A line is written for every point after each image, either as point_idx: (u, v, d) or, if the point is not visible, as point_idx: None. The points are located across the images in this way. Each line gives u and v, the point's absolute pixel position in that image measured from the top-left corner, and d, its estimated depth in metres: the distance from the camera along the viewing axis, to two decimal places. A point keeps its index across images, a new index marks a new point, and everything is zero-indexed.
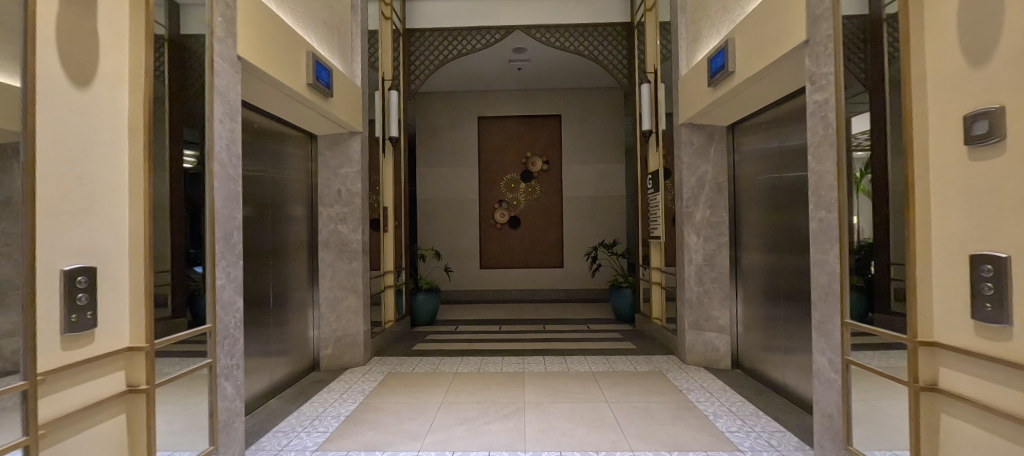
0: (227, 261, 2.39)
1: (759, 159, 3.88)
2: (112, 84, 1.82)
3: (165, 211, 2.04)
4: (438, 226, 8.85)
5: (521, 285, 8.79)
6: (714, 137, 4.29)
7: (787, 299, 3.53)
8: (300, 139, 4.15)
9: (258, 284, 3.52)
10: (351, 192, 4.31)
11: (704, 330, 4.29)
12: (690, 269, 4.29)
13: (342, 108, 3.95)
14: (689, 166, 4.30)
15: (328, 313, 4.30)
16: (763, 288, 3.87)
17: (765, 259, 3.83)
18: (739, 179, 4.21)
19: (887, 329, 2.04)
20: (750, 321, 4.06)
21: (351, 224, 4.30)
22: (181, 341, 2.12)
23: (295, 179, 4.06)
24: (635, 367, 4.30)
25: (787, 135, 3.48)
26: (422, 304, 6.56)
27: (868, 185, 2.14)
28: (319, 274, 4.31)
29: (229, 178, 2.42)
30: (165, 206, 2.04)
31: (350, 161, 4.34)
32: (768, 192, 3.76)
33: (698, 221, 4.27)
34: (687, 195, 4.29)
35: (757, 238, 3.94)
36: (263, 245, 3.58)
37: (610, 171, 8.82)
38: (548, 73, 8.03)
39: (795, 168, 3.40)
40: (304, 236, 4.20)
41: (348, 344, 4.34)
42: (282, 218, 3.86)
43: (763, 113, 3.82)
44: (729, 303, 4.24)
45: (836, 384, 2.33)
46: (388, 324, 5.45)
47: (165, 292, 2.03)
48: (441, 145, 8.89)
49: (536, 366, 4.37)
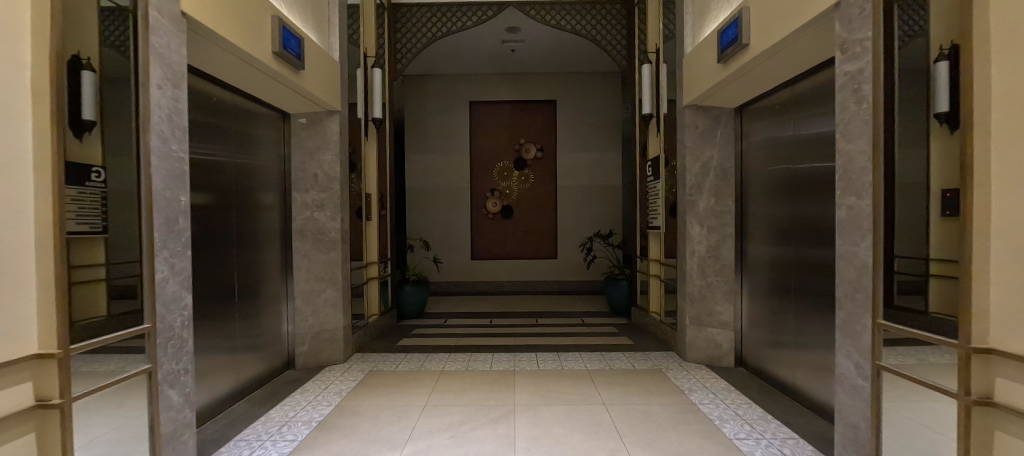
0: (170, 250, 2.07)
1: (770, 145, 3.58)
2: (9, 32, 1.51)
3: (84, 189, 1.73)
4: (427, 215, 8.51)
5: (514, 277, 8.52)
6: (721, 120, 3.98)
7: (799, 293, 3.26)
8: (271, 118, 3.80)
9: (223, 277, 3.20)
10: (329, 177, 3.98)
11: (706, 325, 4.02)
12: (692, 261, 4.00)
13: (316, 82, 3.60)
14: (692, 151, 4.01)
15: (304, 306, 3.98)
16: (771, 282, 3.60)
17: (774, 251, 3.56)
18: (746, 165, 3.90)
19: (932, 334, 1.78)
20: (756, 317, 3.80)
21: (329, 211, 3.97)
22: (108, 346, 1.81)
23: (265, 161, 3.71)
24: (633, 365, 4.02)
25: (804, 116, 3.19)
26: (409, 296, 6.26)
27: (915, 169, 1.86)
28: (293, 265, 3.97)
29: (171, 155, 2.09)
30: (84, 184, 1.73)
31: (328, 144, 4.00)
32: (779, 180, 3.47)
33: (701, 210, 3.98)
34: (690, 183, 4.00)
35: (765, 228, 3.67)
36: (227, 233, 3.24)
37: (606, 159, 8.52)
38: (543, 55, 7.67)
39: (814, 153, 3.11)
40: (277, 224, 3.86)
41: (326, 340, 4.03)
42: (250, 204, 3.51)
43: (773, 94, 3.52)
44: (734, 298, 3.96)
45: (866, 392, 2.07)
46: (371, 318, 5.14)
47: (80, 289, 1.71)
48: (430, 130, 8.53)
49: (528, 364, 4.09)
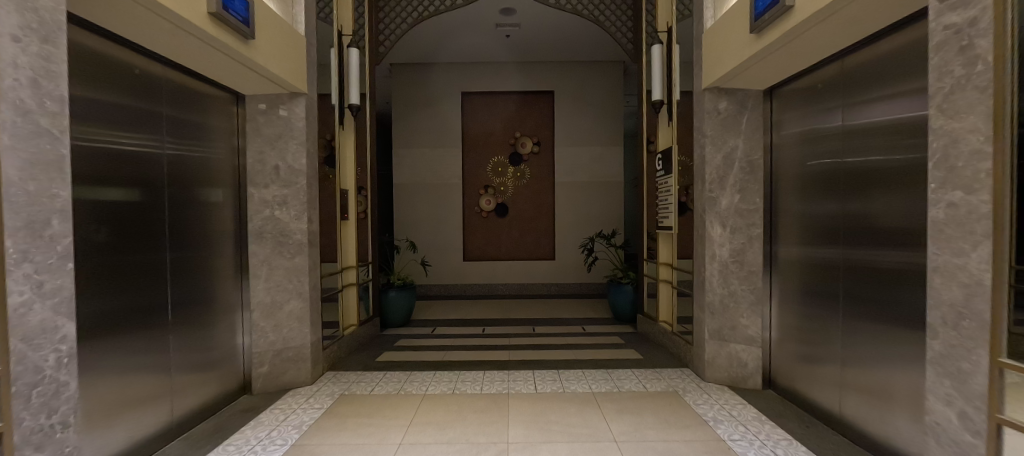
0: (34, 265, 1.54)
1: (811, 131, 3.05)
2: None
3: None
4: (416, 213, 7.95)
5: (509, 279, 7.98)
6: (747, 104, 3.45)
7: (847, 306, 2.75)
8: (221, 100, 3.24)
9: (153, 291, 2.64)
10: (294, 170, 3.42)
11: (728, 341, 3.49)
12: (712, 266, 3.48)
13: (272, 56, 3.03)
14: (713, 141, 3.48)
15: (262, 320, 3.41)
16: (807, 292, 3.09)
17: (811, 255, 3.05)
18: (775, 155, 3.38)
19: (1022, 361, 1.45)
20: (788, 332, 3.27)
21: (293, 210, 3.42)
22: None
23: (213, 151, 3.14)
24: (643, 387, 3.49)
25: (858, 96, 2.68)
26: (393, 303, 5.71)
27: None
28: (250, 272, 3.40)
29: (38, 133, 1.55)
30: None
31: (292, 131, 3.43)
32: (822, 173, 2.94)
33: (723, 208, 3.45)
34: (711, 177, 3.47)
35: (801, 230, 3.14)
36: (159, 236, 2.68)
37: (607, 154, 7.99)
38: (541, 41, 7.12)
39: (870, 140, 2.59)
40: (229, 225, 3.29)
41: (290, 359, 3.47)
42: (190, 201, 2.94)
43: (818, 70, 2.98)
44: (761, 309, 3.43)
45: (976, 453, 1.54)
46: (348, 329, 4.58)
47: None
48: (419, 122, 7.96)
49: (523, 385, 3.54)
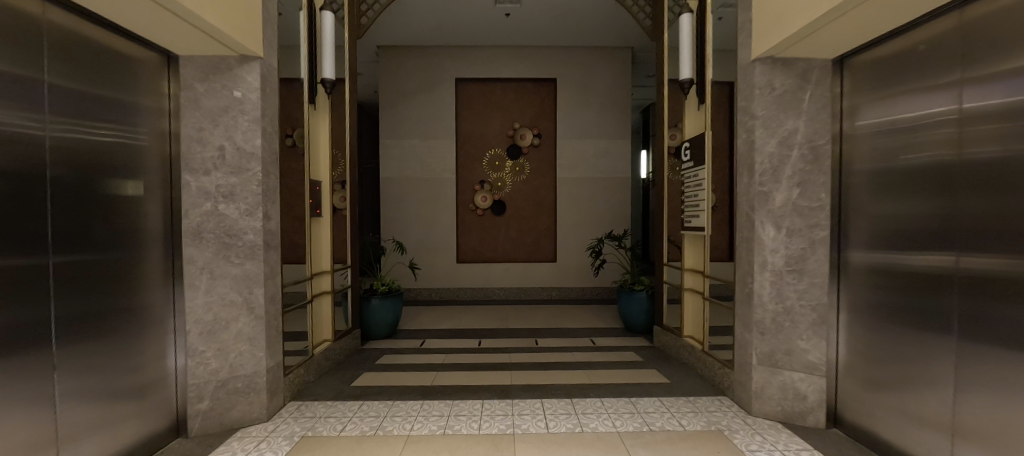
0: None
1: (905, 109, 2.39)
2: None
3: None
4: (404, 210, 7.25)
5: (506, 283, 7.29)
6: (810, 77, 2.79)
7: (963, 333, 2.11)
8: (146, 61, 2.55)
9: (21, 307, 1.96)
10: (244, 153, 2.75)
11: (783, 368, 2.83)
12: (763, 277, 2.82)
13: (208, 4, 2.33)
14: (765, 123, 2.82)
15: (203, 342, 2.72)
16: (894, 310, 2.44)
17: (902, 263, 2.40)
18: (846, 141, 2.73)
19: None
20: (863, 360, 2.61)
21: (244, 204, 2.75)
22: None
23: (129, 125, 2.45)
24: (679, 424, 2.83)
25: (982, 60, 2.03)
26: (376, 312, 5.00)
27: None
28: (186, 283, 2.70)
29: None
30: None
31: (242, 105, 2.76)
32: (923, 161, 2.29)
33: (777, 205, 2.80)
34: (762, 167, 2.83)
35: (888, 233, 2.48)
36: (32, 235, 2.00)
37: (613, 147, 7.35)
38: (544, 21, 6.44)
39: (1003, 115, 1.95)
40: (155, 223, 2.60)
41: (238, 391, 2.78)
42: (89, 189, 2.25)
43: (916, 31, 2.33)
44: (825, 330, 2.78)
45: None
46: (319, 346, 3.89)
47: None
48: (409, 111, 7.26)
49: (532, 422, 2.86)
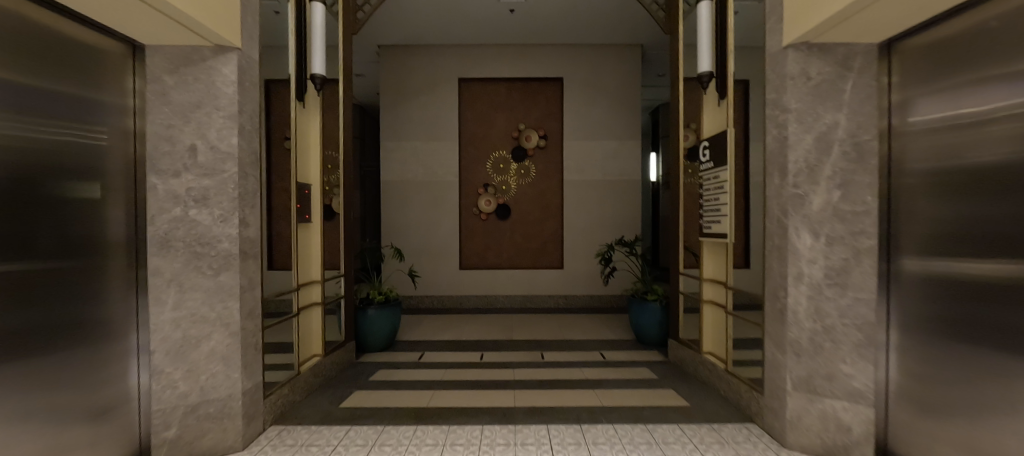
0: None
1: (972, 98, 2.06)
2: None
3: None
4: (405, 215, 6.98)
5: (512, 291, 6.98)
6: (852, 64, 2.47)
7: None
8: (107, 51, 2.29)
9: None
10: (218, 153, 2.48)
11: (822, 395, 2.48)
12: (798, 292, 2.49)
13: None
14: (800, 117, 2.49)
15: (171, 363, 2.45)
16: (961, 330, 2.10)
17: (971, 277, 2.06)
18: (896, 136, 2.39)
19: None
20: (920, 386, 2.28)
21: (217, 210, 2.47)
22: None
23: (84, 123, 2.19)
24: None
25: None
26: (372, 324, 4.70)
27: None
28: (152, 297, 2.43)
29: None
30: None
31: (215, 99, 2.49)
32: (999, 159, 1.96)
33: (815, 210, 2.47)
34: (797, 167, 2.50)
35: (952, 242, 2.15)
36: None
37: (622, 149, 7.03)
38: (551, 18, 6.14)
39: None
40: (116, 231, 2.32)
41: (209, 417, 2.50)
42: (31, 194, 1.98)
43: (986, 8, 2.00)
44: (872, 352, 2.44)
45: None
46: (307, 362, 3.60)
47: None
48: (410, 112, 7.00)
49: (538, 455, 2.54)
